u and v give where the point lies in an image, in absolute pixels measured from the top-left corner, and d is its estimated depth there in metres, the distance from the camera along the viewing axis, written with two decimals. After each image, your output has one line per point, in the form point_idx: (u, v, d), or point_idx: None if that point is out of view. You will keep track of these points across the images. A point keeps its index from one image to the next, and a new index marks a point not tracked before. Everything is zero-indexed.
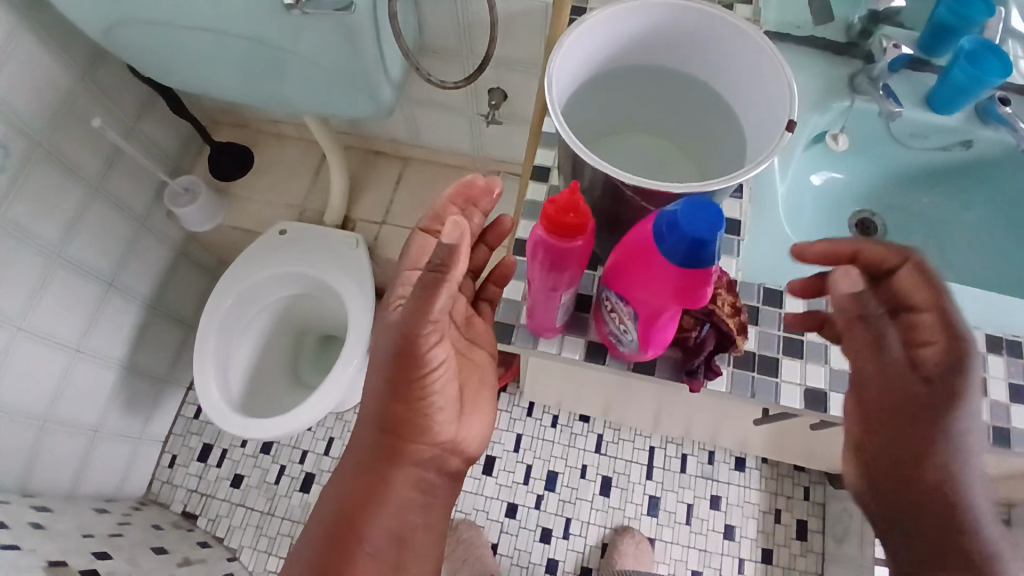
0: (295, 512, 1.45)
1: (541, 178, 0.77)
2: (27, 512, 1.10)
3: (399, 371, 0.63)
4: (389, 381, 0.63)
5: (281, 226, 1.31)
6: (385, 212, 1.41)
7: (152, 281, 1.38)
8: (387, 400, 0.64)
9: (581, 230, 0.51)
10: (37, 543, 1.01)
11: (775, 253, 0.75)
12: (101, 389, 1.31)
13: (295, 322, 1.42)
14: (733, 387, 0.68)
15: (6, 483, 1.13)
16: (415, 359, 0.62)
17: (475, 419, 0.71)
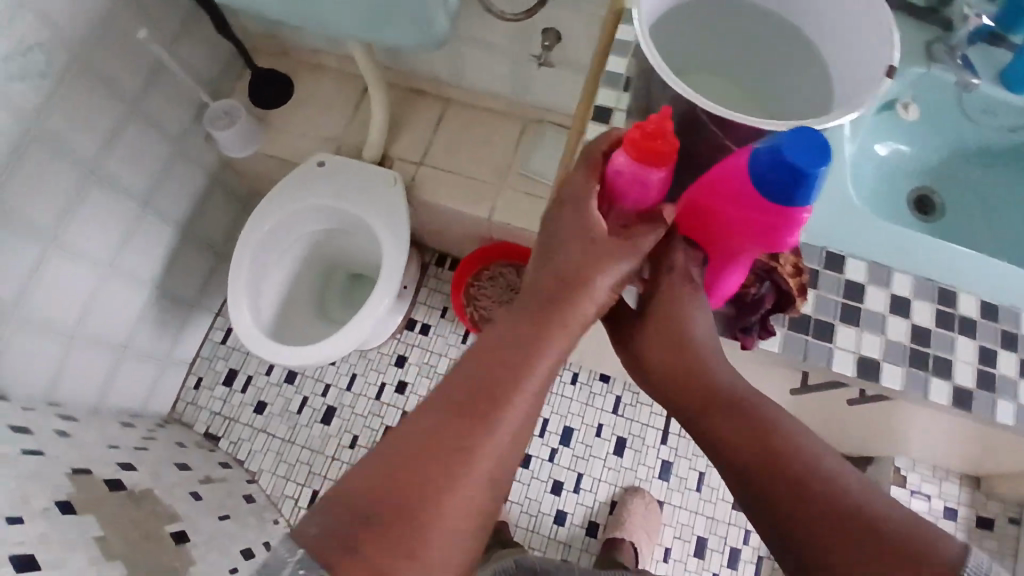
0: (315, 442, 1.49)
1: (601, 119, 0.76)
2: (50, 419, 1.10)
3: (575, 262, 0.56)
4: (567, 273, 0.56)
5: (318, 157, 1.29)
6: (423, 152, 1.37)
7: (186, 203, 1.36)
8: (553, 291, 0.56)
9: (667, 159, 0.53)
10: (60, 449, 1.00)
11: (835, 216, 0.73)
12: (131, 309, 1.30)
13: (326, 257, 1.42)
14: (786, 347, 0.70)
15: (34, 390, 1.14)
16: (594, 259, 0.56)
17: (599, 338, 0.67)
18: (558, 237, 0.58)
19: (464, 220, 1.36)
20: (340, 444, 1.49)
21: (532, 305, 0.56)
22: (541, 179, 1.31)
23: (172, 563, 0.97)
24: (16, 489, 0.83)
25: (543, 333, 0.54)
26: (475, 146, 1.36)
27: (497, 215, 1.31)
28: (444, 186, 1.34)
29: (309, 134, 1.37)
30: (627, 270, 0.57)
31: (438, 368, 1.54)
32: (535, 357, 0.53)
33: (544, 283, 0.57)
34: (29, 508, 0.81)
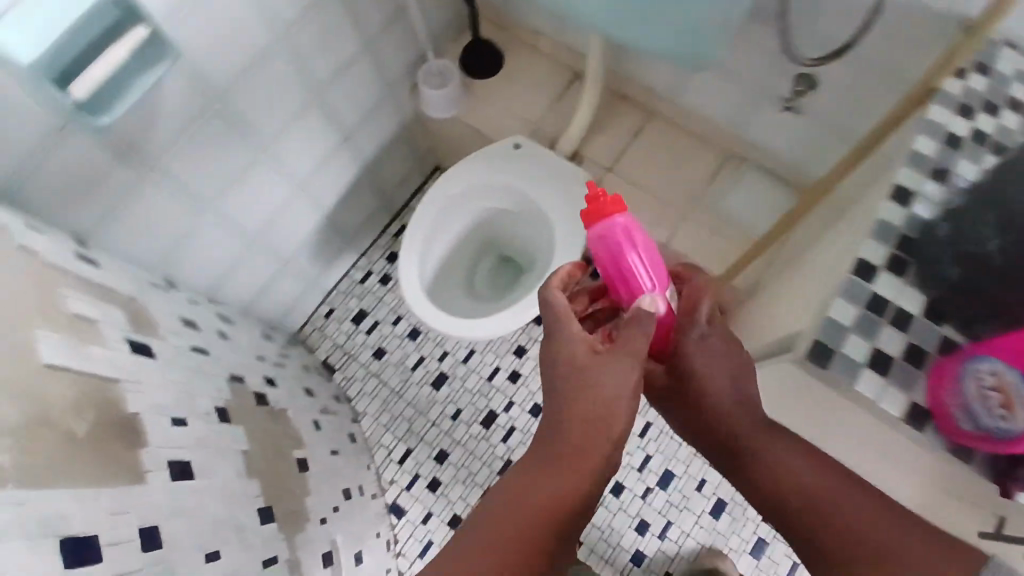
0: (421, 403, 1.51)
1: (899, 202, 0.65)
2: (212, 318, 1.10)
3: (574, 383, 0.65)
4: (563, 393, 0.66)
5: (514, 139, 1.28)
6: (616, 158, 1.32)
7: (375, 145, 1.38)
8: (561, 398, 0.66)
9: (618, 208, 0.74)
10: (222, 352, 1.00)
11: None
12: (300, 232, 1.34)
13: (487, 233, 1.42)
14: None
15: (201, 286, 1.15)
16: (593, 378, 0.65)
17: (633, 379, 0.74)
18: (558, 369, 0.67)
19: None
20: (444, 413, 1.51)
21: (550, 408, 0.67)
22: (730, 220, 1.25)
23: (294, 490, 1.00)
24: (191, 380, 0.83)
25: (563, 469, 0.63)
26: (669, 168, 1.30)
27: (673, 243, 1.26)
28: (626, 198, 1.30)
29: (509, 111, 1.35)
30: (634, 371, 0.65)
31: None
32: (570, 477, 0.63)
33: (551, 397, 0.67)
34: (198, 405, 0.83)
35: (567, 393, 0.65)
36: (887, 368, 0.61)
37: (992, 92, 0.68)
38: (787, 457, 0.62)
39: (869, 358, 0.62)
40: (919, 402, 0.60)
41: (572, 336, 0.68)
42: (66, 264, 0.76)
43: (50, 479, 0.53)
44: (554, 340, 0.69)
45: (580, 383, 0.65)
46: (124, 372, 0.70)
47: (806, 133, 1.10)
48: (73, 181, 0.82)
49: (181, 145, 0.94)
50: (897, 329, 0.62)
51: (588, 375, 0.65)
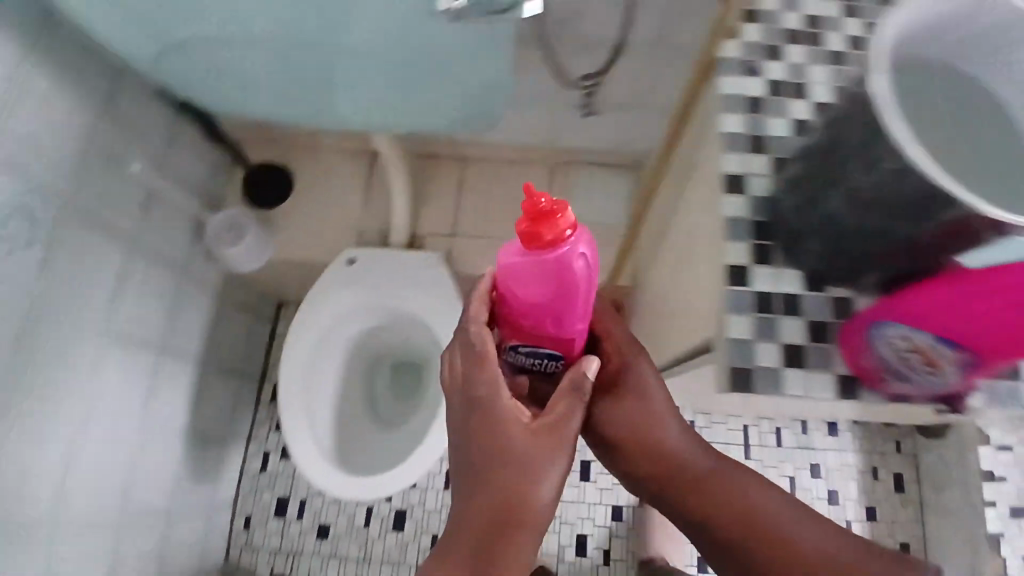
0: (394, 551, 1.34)
1: (737, 190, 0.69)
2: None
3: (509, 449, 0.52)
4: (478, 430, 0.53)
5: (347, 254, 1.16)
6: (453, 224, 1.25)
7: (198, 334, 1.21)
8: (481, 468, 0.52)
9: (556, 237, 0.48)
10: None
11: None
12: (166, 468, 1.14)
13: (369, 353, 1.28)
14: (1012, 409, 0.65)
15: None
16: (519, 487, 0.51)
17: (535, 467, 0.52)
18: (490, 436, 0.53)
19: None
20: (421, 547, 1.36)
21: (465, 485, 0.52)
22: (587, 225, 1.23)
23: None
24: None
25: None
26: (508, 204, 1.26)
27: None
28: (481, 254, 1.24)
29: (326, 228, 1.23)
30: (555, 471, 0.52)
31: None
32: None
33: (465, 462, 0.53)
34: None
35: (487, 480, 0.51)
36: (805, 356, 0.64)
37: (764, 39, 0.75)
38: (746, 482, 0.57)
39: (785, 356, 0.64)
40: (842, 370, 0.63)
41: (517, 438, 0.53)
42: None
43: None
44: (481, 408, 0.54)
45: (500, 451, 0.52)
46: None
47: (612, 121, 1.14)
48: None
49: None
50: (794, 314, 0.64)
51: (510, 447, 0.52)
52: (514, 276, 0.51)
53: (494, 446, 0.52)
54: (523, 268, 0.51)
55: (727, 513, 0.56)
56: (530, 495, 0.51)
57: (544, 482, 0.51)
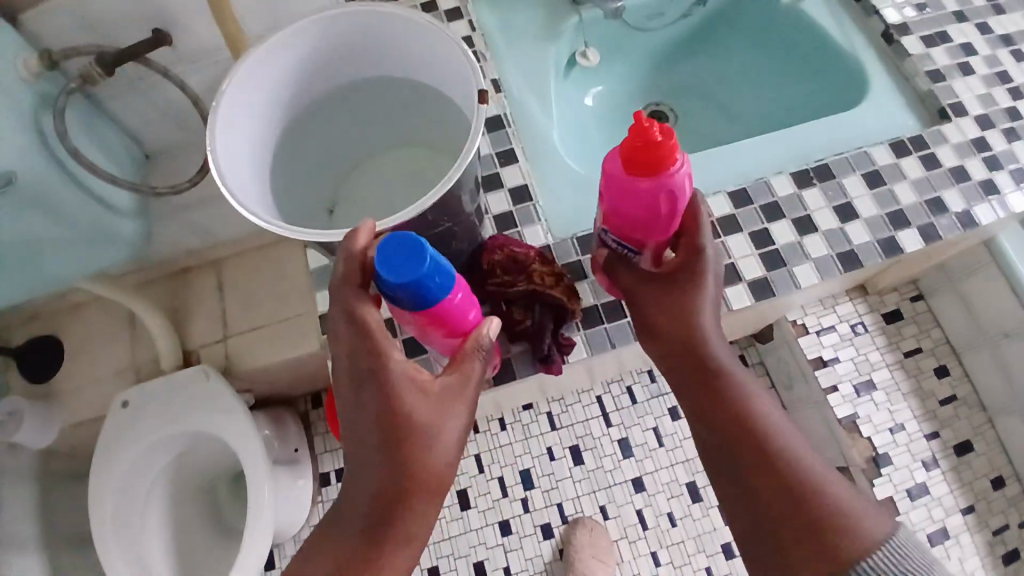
0: None
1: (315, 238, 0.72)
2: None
3: (411, 424, 0.60)
4: (382, 413, 0.60)
5: (120, 397, 1.17)
6: (223, 326, 1.25)
7: (27, 519, 1.21)
8: (385, 446, 0.60)
9: (652, 170, 0.60)
10: None
11: (561, 194, 0.89)
12: None
13: (198, 476, 1.29)
14: (592, 347, 0.79)
15: None
16: (423, 456, 0.60)
17: (424, 443, 0.60)
18: (395, 410, 0.60)
19: (300, 363, 1.27)
20: None
21: (362, 445, 0.62)
22: None
23: None
24: None
25: None
26: (271, 287, 1.27)
27: (328, 337, 1.23)
28: (254, 345, 1.23)
29: (105, 377, 1.24)
30: (459, 430, 0.62)
31: None
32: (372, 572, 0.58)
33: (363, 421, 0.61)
34: None
35: (394, 461, 0.59)
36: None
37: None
38: (717, 392, 0.65)
39: None
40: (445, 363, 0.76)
41: (418, 403, 0.61)
42: None
43: None
44: (382, 385, 0.60)
45: (403, 430, 0.59)
46: None
47: None
48: None
49: None
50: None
51: (410, 421, 0.60)
52: (609, 177, 0.64)
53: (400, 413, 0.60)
54: (619, 181, 0.63)
55: (704, 414, 0.65)
56: (424, 459, 0.60)
57: (442, 445, 0.61)
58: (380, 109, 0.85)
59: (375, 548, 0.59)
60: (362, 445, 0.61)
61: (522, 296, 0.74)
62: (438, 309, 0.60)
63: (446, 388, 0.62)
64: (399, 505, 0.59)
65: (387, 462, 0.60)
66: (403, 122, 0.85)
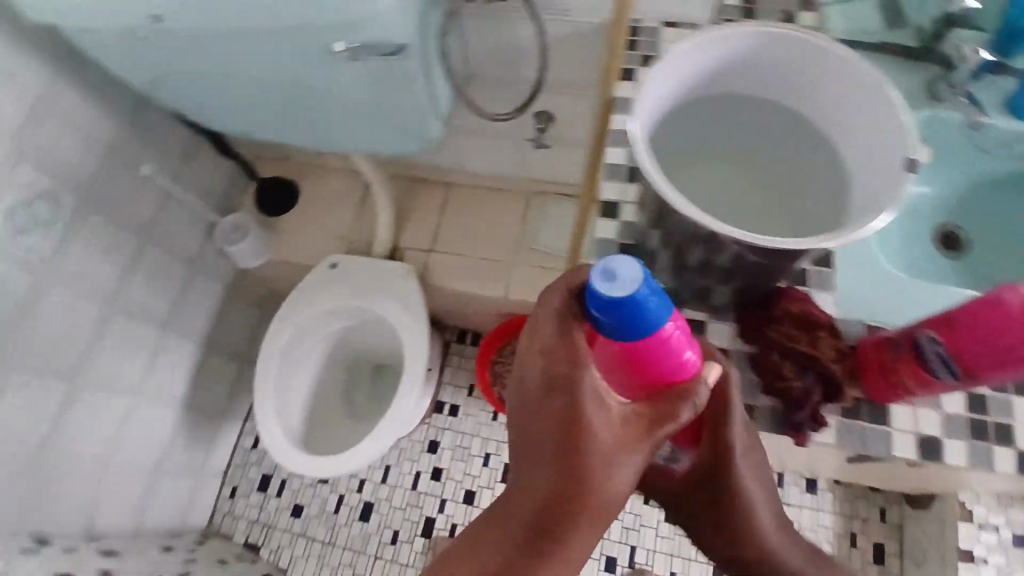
0: (356, 540, 1.44)
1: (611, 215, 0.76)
2: (74, 567, 1.03)
3: (591, 447, 0.46)
4: (555, 424, 0.46)
5: (332, 258, 1.31)
6: (433, 240, 1.36)
7: (207, 316, 1.38)
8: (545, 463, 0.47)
9: None
10: None
11: (855, 281, 0.86)
12: (162, 428, 1.30)
13: (350, 352, 1.41)
14: (840, 436, 0.78)
15: (67, 530, 1.13)
16: (594, 492, 0.45)
17: (603, 474, 0.46)
18: (575, 441, 0.46)
19: (479, 301, 1.35)
20: (382, 540, 1.44)
21: (522, 466, 0.49)
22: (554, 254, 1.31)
23: None
24: None
25: None
26: (483, 227, 1.36)
27: (513, 293, 1.30)
28: (451, 269, 1.33)
29: (321, 235, 1.38)
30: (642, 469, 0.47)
31: (472, 451, 1.50)
32: None
33: (532, 436, 0.48)
34: None
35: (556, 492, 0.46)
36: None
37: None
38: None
39: None
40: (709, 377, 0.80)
41: (605, 425, 0.47)
42: None
43: None
44: (563, 396, 0.47)
45: (580, 446, 0.46)
46: None
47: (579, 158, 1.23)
48: None
49: None
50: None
51: (592, 445, 0.45)
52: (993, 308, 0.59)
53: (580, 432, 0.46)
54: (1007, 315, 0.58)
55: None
56: (603, 493, 0.46)
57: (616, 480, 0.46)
58: (766, 120, 0.82)
59: None
60: (519, 464, 0.49)
61: (799, 356, 0.76)
62: (655, 344, 0.45)
63: (628, 421, 0.48)
64: (550, 546, 0.46)
65: (546, 482, 0.46)
66: (779, 143, 0.82)
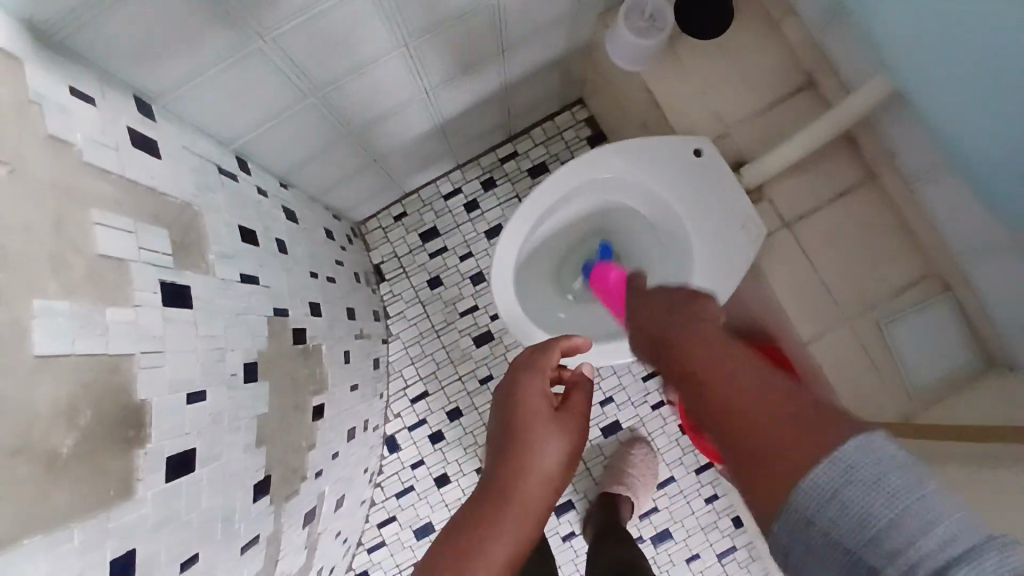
0: (455, 352, 1.37)
1: None
2: (275, 218, 0.92)
3: (527, 431, 0.68)
4: (509, 450, 0.67)
5: (698, 141, 1.00)
6: (797, 216, 1.04)
7: (529, 64, 1.10)
8: (500, 465, 0.65)
9: None
10: (274, 275, 0.85)
11: None
12: (406, 133, 1.11)
13: (608, 224, 1.18)
14: None
15: (276, 166, 0.96)
16: (538, 444, 0.67)
17: (543, 442, 0.67)
18: (526, 412, 0.70)
19: (770, 313, 1.08)
20: (473, 373, 1.37)
21: (492, 458, 0.68)
22: (896, 357, 0.99)
23: (301, 445, 0.88)
24: (220, 336, 0.67)
25: (467, 538, 0.57)
26: (855, 254, 1.03)
27: (815, 348, 1.01)
28: (783, 266, 1.04)
29: (705, 99, 1.05)
30: (571, 444, 0.67)
31: (602, 383, 1.40)
32: (483, 545, 0.56)
33: (496, 444, 0.70)
34: (221, 374, 0.66)
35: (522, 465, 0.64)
36: None
37: None
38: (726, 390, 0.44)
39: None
40: None
41: (533, 404, 0.72)
42: (110, 160, 0.56)
43: (20, 525, 0.41)
44: (518, 402, 0.71)
45: (521, 424, 0.69)
46: (144, 341, 0.54)
47: None
48: (152, 36, 0.60)
49: (309, 22, 0.70)
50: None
51: (528, 429, 0.69)
52: None
53: (524, 417, 0.70)
54: None
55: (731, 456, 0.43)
56: (538, 455, 0.65)
57: (546, 461, 0.65)
58: None
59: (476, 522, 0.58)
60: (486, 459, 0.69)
61: None
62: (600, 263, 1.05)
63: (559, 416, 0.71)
64: (507, 500, 0.60)
65: (511, 458, 0.65)
66: None
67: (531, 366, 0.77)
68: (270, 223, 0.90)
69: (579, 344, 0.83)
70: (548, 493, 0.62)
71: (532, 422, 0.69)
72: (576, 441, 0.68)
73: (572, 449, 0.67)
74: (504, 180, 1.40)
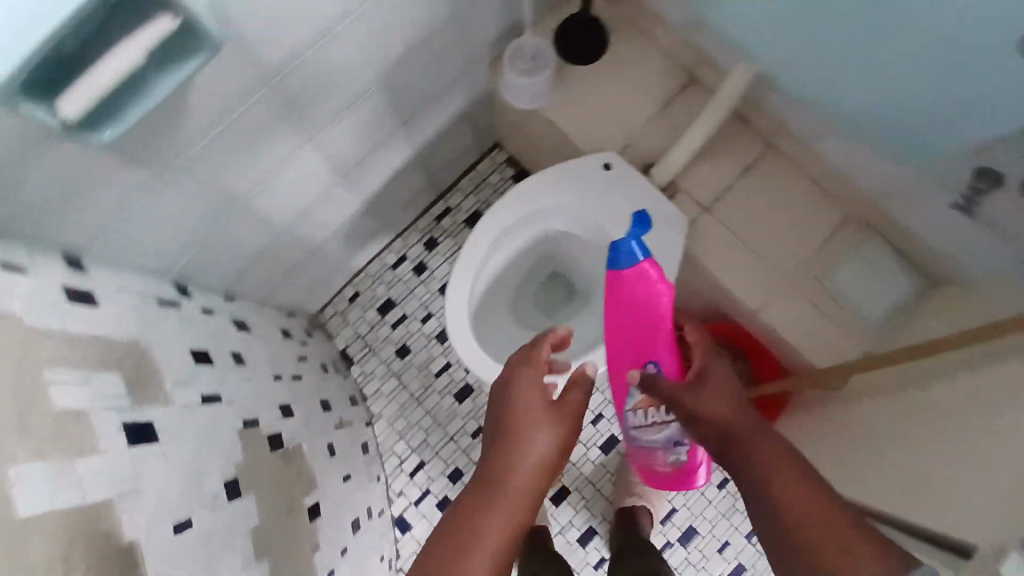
0: (440, 413, 1.38)
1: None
2: (226, 332, 0.94)
3: (523, 419, 0.69)
4: (504, 437, 0.67)
5: (607, 156, 1.07)
6: (714, 198, 1.11)
7: (436, 127, 1.17)
8: (495, 453, 0.66)
9: None
10: (235, 388, 0.86)
11: None
12: (337, 219, 1.15)
13: (549, 252, 1.23)
14: None
15: (218, 282, 0.98)
16: (530, 432, 0.67)
17: (536, 432, 0.68)
18: (522, 401, 0.71)
19: (719, 293, 1.13)
20: (463, 428, 1.37)
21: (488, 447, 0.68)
22: (839, 301, 1.04)
23: (304, 548, 0.87)
24: (194, 460, 0.68)
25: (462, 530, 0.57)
26: (775, 219, 1.10)
27: (766, 314, 1.07)
28: (715, 246, 1.10)
29: (603, 117, 1.12)
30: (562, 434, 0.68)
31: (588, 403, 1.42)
32: (476, 529, 0.57)
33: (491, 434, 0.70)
34: (202, 499, 0.66)
35: (515, 451, 0.65)
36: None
37: None
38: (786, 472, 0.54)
39: None
40: None
41: (529, 397, 0.72)
42: (52, 321, 0.58)
43: None
44: (513, 396, 0.72)
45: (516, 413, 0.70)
46: (122, 484, 0.55)
47: None
48: (63, 196, 0.63)
49: (214, 144, 0.74)
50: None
51: (521, 417, 0.69)
52: None
53: (520, 407, 0.70)
54: None
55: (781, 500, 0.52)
56: (531, 442, 0.66)
57: (540, 447, 0.66)
58: None
59: (468, 512, 0.59)
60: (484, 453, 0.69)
61: None
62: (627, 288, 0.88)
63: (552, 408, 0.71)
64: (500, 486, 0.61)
65: (505, 445, 0.66)
66: None
67: (524, 365, 0.78)
68: (222, 338, 0.91)
69: (563, 335, 0.84)
70: (541, 481, 0.64)
71: (528, 413, 0.69)
72: (568, 433, 0.69)
73: (564, 442, 0.68)
74: (444, 236, 1.44)
